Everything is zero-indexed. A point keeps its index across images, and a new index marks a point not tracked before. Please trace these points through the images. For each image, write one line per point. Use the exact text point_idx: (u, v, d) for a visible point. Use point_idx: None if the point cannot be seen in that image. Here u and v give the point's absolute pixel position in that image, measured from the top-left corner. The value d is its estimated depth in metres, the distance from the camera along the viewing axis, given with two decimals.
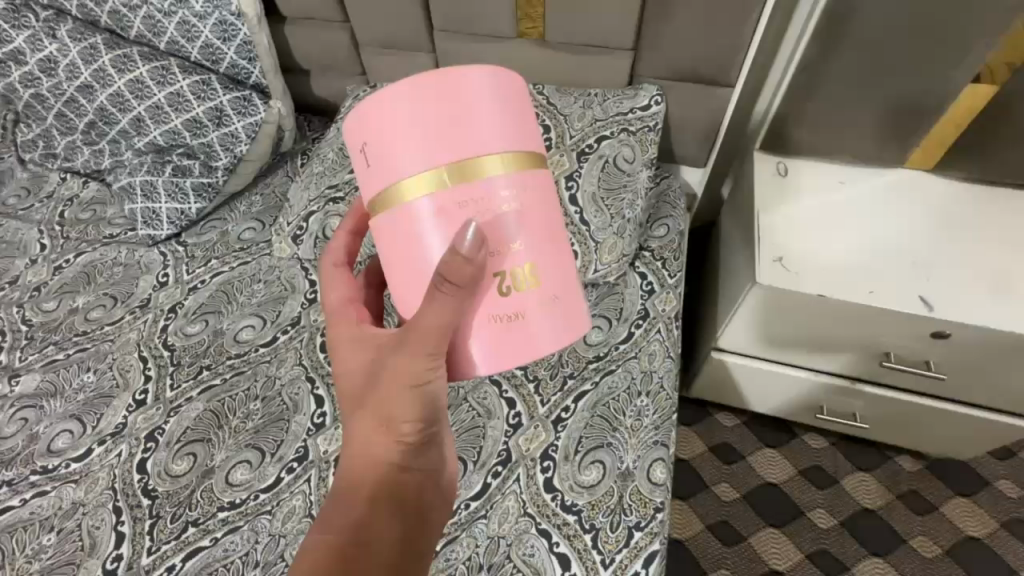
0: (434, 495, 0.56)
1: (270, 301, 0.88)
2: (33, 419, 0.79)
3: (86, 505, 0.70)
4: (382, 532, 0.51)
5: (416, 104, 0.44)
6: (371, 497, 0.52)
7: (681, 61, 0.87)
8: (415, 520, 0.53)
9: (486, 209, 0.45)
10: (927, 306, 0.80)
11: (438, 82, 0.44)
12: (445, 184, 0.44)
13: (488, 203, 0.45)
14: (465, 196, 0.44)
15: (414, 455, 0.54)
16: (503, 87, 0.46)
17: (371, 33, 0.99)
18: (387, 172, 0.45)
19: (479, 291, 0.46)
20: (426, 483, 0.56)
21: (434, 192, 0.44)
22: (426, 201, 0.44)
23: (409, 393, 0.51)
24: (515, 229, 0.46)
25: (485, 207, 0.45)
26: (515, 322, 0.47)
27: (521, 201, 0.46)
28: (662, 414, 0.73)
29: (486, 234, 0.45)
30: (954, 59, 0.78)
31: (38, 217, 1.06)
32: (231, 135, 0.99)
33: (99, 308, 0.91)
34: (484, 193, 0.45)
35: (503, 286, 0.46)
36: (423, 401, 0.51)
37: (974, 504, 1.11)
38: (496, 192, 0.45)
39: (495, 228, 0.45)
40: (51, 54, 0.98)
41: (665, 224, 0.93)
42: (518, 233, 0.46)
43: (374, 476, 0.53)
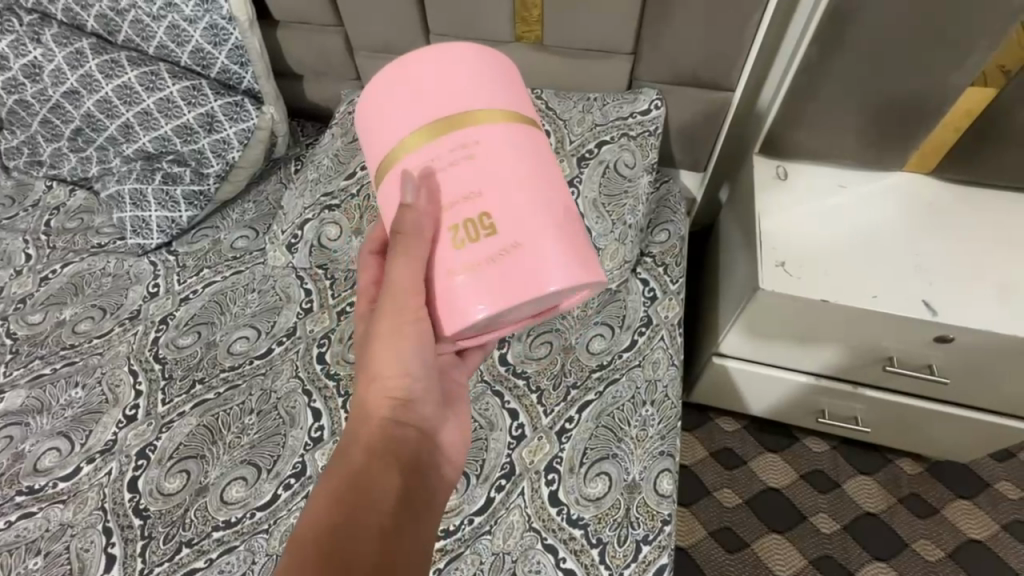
0: (431, 455, 0.56)
1: (264, 311, 0.86)
2: (19, 437, 0.76)
3: (75, 526, 0.68)
4: (379, 485, 0.50)
5: (404, 80, 0.48)
6: (368, 453, 0.52)
7: (680, 65, 0.87)
8: (412, 478, 0.53)
9: (458, 159, 0.45)
10: (930, 310, 0.80)
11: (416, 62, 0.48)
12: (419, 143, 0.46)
13: (460, 153, 0.45)
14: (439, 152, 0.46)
15: (407, 411, 0.55)
16: (484, 58, 0.48)
17: (366, 37, 0.98)
18: (378, 144, 0.48)
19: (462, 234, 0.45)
20: (424, 442, 0.56)
21: (420, 150, 0.46)
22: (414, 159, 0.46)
23: (396, 342, 0.51)
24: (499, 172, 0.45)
25: (467, 152, 0.45)
26: (504, 261, 0.44)
27: (489, 148, 0.45)
28: (667, 424, 0.72)
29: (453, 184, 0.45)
30: (954, 63, 0.78)
31: (24, 226, 1.04)
32: (223, 142, 0.97)
33: (87, 320, 0.88)
34: (455, 146, 0.45)
35: (472, 233, 0.45)
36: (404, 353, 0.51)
37: (975, 506, 1.11)
38: (479, 139, 0.45)
39: (464, 178, 0.45)
40: (35, 60, 0.95)
41: (666, 229, 0.92)
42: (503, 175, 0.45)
43: (370, 435, 0.53)
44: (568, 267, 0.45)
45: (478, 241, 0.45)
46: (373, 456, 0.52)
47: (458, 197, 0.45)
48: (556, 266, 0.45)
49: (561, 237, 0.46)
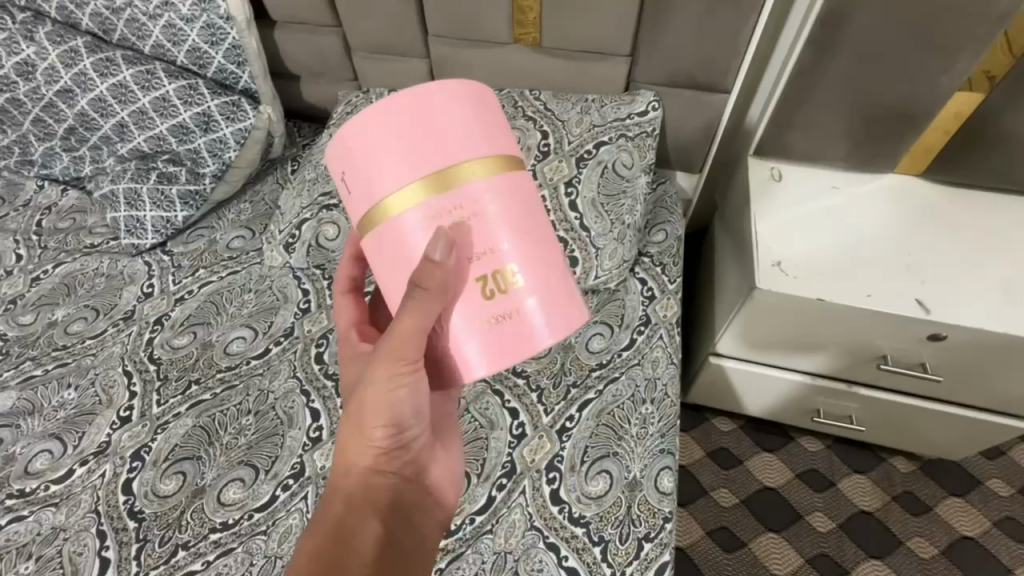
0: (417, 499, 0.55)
1: (262, 312, 0.86)
2: (9, 439, 0.75)
3: (68, 529, 0.67)
4: (360, 535, 0.51)
5: (390, 126, 0.41)
6: (350, 502, 0.52)
7: (676, 67, 0.88)
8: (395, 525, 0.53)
9: (463, 217, 0.41)
10: (924, 309, 0.81)
11: (408, 99, 0.41)
12: (425, 199, 0.40)
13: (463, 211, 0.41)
14: (442, 211, 0.41)
15: (391, 461, 0.53)
16: (472, 99, 0.42)
17: (364, 37, 0.98)
18: (364, 192, 0.42)
19: (459, 294, 0.42)
20: (408, 485, 0.55)
21: (418, 208, 0.41)
22: (412, 217, 0.41)
23: (384, 398, 0.49)
24: (496, 231, 0.42)
25: (464, 212, 0.41)
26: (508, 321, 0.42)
27: (495, 202, 0.42)
28: (667, 422, 0.72)
29: (458, 247, 0.41)
30: (943, 67, 0.80)
31: (14, 226, 1.02)
32: (219, 142, 0.96)
33: (80, 321, 0.87)
34: (459, 204, 0.41)
35: (487, 292, 0.42)
36: (390, 408, 0.50)
37: (968, 504, 1.12)
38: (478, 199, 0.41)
39: (478, 232, 0.41)
40: (28, 58, 0.94)
41: (664, 229, 0.93)
42: (501, 236, 0.42)
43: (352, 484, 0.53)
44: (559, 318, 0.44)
45: (500, 297, 0.43)
46: (355, 506, 0.52)
47: (464, 260, 0.41)
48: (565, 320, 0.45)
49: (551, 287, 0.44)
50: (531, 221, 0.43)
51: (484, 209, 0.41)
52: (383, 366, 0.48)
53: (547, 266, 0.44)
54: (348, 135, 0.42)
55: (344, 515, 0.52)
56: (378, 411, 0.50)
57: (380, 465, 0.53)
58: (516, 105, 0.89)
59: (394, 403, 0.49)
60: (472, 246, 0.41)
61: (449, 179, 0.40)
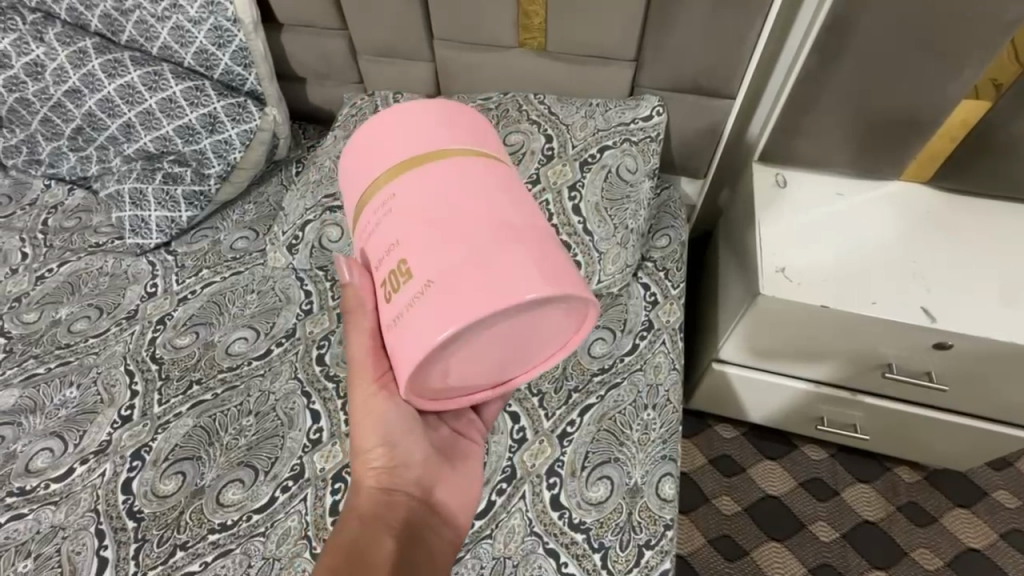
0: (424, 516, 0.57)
1: (264, 313, 0.86)
2: (11, 437, 0.75)
3: (67, 528, 0.67)
4: (373, 550, 0.51)
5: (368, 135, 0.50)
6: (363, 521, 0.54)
7: (681, 73, 0.88)
8: (406, 540, 0.53)
9: (389, 208, 0.46)
10: (929, 317, 0.80)
11: (380, 117, 0.51)
12: (381, 183, 0.47)
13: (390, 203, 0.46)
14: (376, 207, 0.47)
15: (396, 478, 0.56)
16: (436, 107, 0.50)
17: (369, 40, 0.98)
18: (349, 195, 0.51)
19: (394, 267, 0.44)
20: (416, 503, 0.57)
21: (377, 194, 0.47)
22: (372, 202, 0.47)
23: (365, 412, 0.54)
24: (432, 200, 0.44)
25: (408, 187, 0.46)
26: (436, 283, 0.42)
27: (416, 190, 0.45)
28: (669, 428, 0.72)
29: (380, 236, 0.46)
30: (950, 74, 0.79)
31: (20, 225, 1.03)
32: (225, 143, 0.96)
33: (83, 319, 0.87)
34: (404, 183, 0.46)
35: (414, 258, 0.43)
36: (376, 419, 0.54)
37: (974, 515, 1.11)
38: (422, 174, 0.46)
39: (416, 206, 0.45)
40: (37, 58, 0.95)
41: (667, 234, 0.92)
42: (436, 204, 0.44)
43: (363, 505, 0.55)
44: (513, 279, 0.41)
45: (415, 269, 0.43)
46: (367, 524, 0.53)
47: (384, 248, 0.45)
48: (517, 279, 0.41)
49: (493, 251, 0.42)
50: (471, 193, 0.45)
51: (401, 199, 0.46)
52: (359, 381, 0.53)
53: (467, 242, 0.42)
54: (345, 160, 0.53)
55: (357, 534, 0.53)
56: (371, 426, 0.55)
57: (384, 480, 0.56)
58: (520, 108, 0.89)
59: (387, 417, 0.54)
60: (408, 217, 0.44)
61: (384, 178, 0.47)
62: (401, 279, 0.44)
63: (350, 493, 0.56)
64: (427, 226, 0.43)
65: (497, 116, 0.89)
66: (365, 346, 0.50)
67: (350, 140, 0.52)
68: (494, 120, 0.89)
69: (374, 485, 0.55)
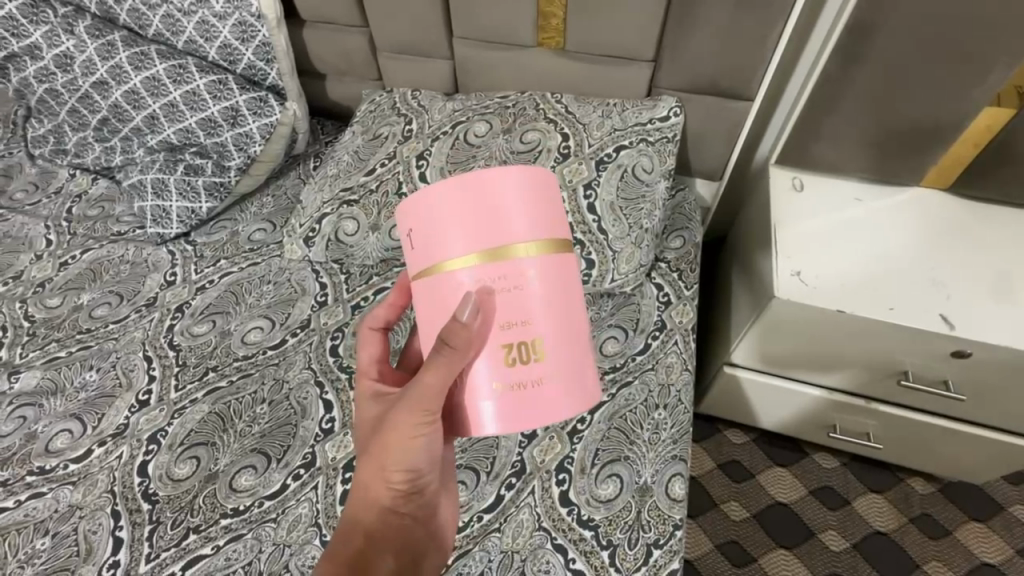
0: (426, 534, 0.55)
1: (279, 303, 0.87)
2: (32, 418, 0.76)
3: (84, 508, 0.68)
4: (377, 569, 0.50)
5: (461, 195, 0.43)
6: (366, 536, 0.52)
7: (700, 75, 0.87)
8: (407, 561, 0.53)
9: (517, 286, 0.43)
10: (948, 324, 0.79)
11: (480, 178, 0.43)
12: (479, 265, 0.43)
13: (508, 282, 0.43)
14: (491, 280, 0.43)
15: (411, 502, 0.54)
16: (535, 181, 0.44)
17: (389, 38, 1.00)
18: (427, 251, 0.44)
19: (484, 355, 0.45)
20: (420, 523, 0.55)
21: (472, 274, 0.43)
22: (465, 281, 0.43)
23: (403, 447, 0.51)
24: (534, 304, 0.44)
25: (513, 282, 0.43)
26: (529, 387, 0.45)
27: (522, 289, 0.44)
28: (679, 428, 0.71)
29: (500, 312, 0.43)
30: (975, 80, 0.78)
31: (45, 213, 1.05)
32: (246, 136, 0.98)
33: (104, 305, 0.89)
34: (505, 274, 0.43)
35: (510, 357, 0.44)
36: (413, 455, 0.51)
37: (989, 529, 1.09)
38: (528, 272, 0.44)
39: (517, 306, 0.44)
40: (67, 50, 0.98)
41: (682, 235, 0.92)
42: (537, 309, 0.44)
43: (370, 520, 0.53)
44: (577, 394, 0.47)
45: (517, 365, 0.44)
46: (370, 540, 0.52)
47: (506, 323, 0.44)
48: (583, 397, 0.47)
49: (571, 364, 0.46)
50: (566, 301, 0.46)
51: (531, 285, 0.44)
52: (405, 414, 0.49)
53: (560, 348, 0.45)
54: (420, 199, 0.45)
55: (360, 551, 0.51)
56: (402, 457, 0.51)
57: (398, 502, 0.53)
58: (537, 107, 0.90)
59: (419, 450, 0.51)
60: (510, 315, 0.44)
61: (486, 259, 0.43)
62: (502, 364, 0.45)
63: (355, 504, 0.54)
64: (559, 322, 0.45)
65: (514, 114, 0.90)
66: (433, 393, 0.47)
67: (436, 188, 0.44)
68: (511, 118, 0.89)
69: (384, 504, 0.53)
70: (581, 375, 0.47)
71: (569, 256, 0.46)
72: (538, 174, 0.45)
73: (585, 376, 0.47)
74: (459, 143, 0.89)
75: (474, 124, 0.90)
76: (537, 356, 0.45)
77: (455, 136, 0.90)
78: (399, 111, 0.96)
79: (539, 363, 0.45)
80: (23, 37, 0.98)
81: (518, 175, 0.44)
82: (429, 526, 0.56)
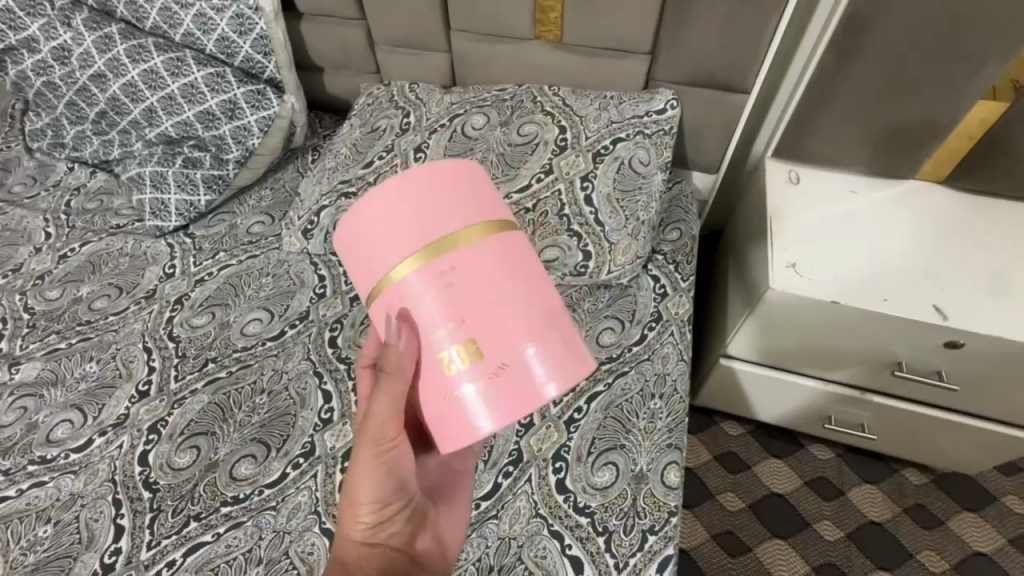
0: (412, 565, 0.54)
1: (278, 295, 0.88)
2: (33, 408, 0.76)
3: (85, 497, 0.68)
4: None
5: (390, 206, 0.44)
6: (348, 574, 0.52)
7: (698, 67, 0.88)
8: None
9: (458, 278, 0.43)
10: (941, 315, 0.80)
11: (405, 187, 0.44)
12: (417, 267, 0.43)
13: (453, 273, 0.43)
14: (434, 275, 0.43)
15: (387, 533, 0.53)
16: (456, 177, 0.46)
17: (387, 31, 1.00)
18: (370, 268, 0.45)
19: (441, 355, 0.44)
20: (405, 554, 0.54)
21: (414, 278, 0.43)
22: (409, 286, 0.43)
23: (367, 475, 0.51)
24: (478, 291, 0.43)
25: (452, 275, 0.43)
26: (498, 374, 0.43)
27: (466, 278, 0.43)
28: (675, 417, 0.72)
29: (447, 305, 0.43)
30: (970, 73, 0.79)
31: (44, 206, 1.05)
32: (244, 129, 0.98)
33: (104, 298, 0.90)
34: (445, 269, 0.43)
35: (466, 351, 0.43)
36: (379, 481, 0.52)
37: (982, 519, 1.10)
38: (466, 260, 0.43)
39: (462, 299, 0.43)
40: (65, 43, 0.98)
41: (678, 228, 0.93)
42: (482, 295, 0.43)
43: (350, 555, 0.52)
44: (552, 372, 0.44)
45: (477, 359, 0.43)
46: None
47: (454, 319, 0.43)
48: (560, 373, 0.44)
49: (537, 342, 0.44)
50: (514, 280, 0.44)
51: (472, 273, 0.43)
52: (365, 443, 0.51)
53: (519, 325, 0.43)
54: (354, 221, 0.46)
55: None
56: (368, 487, 0.51)
57: (374, 533, 0.53)
58: (534, 100, 0.90)
59: (384, 476, 0.52)
60: (456, 309, 0.43)
61: (422, 259, 0.43)
62: (464, 359, 0.43)
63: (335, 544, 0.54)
64: (510, 305, 0.43)
65: (512, 106, 0.90)
66: (389, 411, 0.49)
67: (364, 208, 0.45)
68: (508, 111, 0.90)
69: (358, 539, 0.52)
70: (550, 352, 0.44)
71: (508, 236, 0.46)
72: (460, 170, 0.46)
73: (559, 354, 0.45)
74: (457, 136, 0.89)
75: (472, 117, 0.90)
76: (493, 344, 0.43)
77: (453, 128, 0.90)
78: (397, 104, 0.97)
79: (498, 349, 0.43)
80: (21, 30, 0.98)
81: (439, 176, 0.45)
82: (415, 555, 0.55)
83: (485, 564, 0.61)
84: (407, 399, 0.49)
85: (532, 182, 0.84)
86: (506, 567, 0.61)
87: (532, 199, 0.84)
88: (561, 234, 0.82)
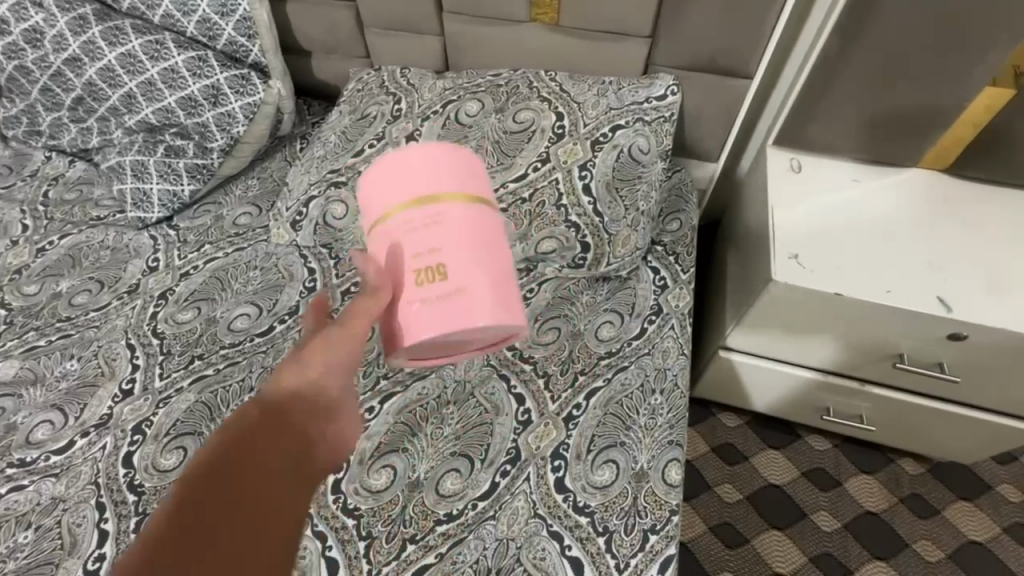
0: None
1: (267, 290, 0.85)
2: (11, 409, 0.74)
3: (68, 500, 0.65)
4: None
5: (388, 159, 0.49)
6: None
7: (699, 51, 0.85)
8: None
9: (431, 223, 0.47)
10: (945, 307, 0.78)
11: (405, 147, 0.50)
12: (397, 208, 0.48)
13: (432, 219, 0.47)
14: (411, 215, 0.47)
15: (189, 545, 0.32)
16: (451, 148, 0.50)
17: (377, 13, 0.96)
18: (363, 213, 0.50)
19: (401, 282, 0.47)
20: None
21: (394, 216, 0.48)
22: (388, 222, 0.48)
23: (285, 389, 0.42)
24: (447, 235, 0.48)
25: (427, 219, 0.47)
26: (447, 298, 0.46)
27: (435, 221, 0.47)
28: (676, 413, 0.70)
29: (416, 241, 0.47)
30: (979, 56, 0.76)
31: (21, 197, 1.01)
32: (228, 116, 0.95)
33: (84, 293, 0.86)
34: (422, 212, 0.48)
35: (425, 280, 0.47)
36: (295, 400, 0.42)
37: (977, 508, 1.10)
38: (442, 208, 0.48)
39: (431, 238, 0.47)
40: (36, 25, 0.93)
41: (678, 218, 0.90)
42: (449, 240, 0.47)
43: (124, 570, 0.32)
44: (493, 307, 0.48)
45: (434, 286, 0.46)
46: None
47: (420, 251, 0.47)
48: (502, 314, 0.48)
49: (488, 287, 0.48)
50: (482, 233, 0.49)
51: (443, 215, 0.48)
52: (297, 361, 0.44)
53: (474, 268, 0.48)
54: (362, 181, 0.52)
55: None
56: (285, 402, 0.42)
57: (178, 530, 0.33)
58: (531, 85, 0.87)
59: (299, 398, 0.42)
60: (424, 243, 0.47)
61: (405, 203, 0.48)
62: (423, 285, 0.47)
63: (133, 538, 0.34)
64: (473, 251, 0.48)
65: (507, 92, 0.87)
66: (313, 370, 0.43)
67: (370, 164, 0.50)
68: (504, 97, 0.86)
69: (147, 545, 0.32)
70: (497, 299, 0.48)
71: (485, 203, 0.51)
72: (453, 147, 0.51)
73: (504, 301, 0.49)
74: (451, 123, 0.86)
75: (465, 103, 0.87)
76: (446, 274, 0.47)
77: (446, 115, 0.87)
78: (388, 90, 0.93)
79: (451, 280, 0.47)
80: None
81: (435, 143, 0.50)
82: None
83: (483, 565, 0.60)
84: (349, 358, 0.46)
85: (528, 172, 0.82)
86: (504, 569, 0.60)
87: (529, 189, 0.81)
88: (559, 225, 0.80)
